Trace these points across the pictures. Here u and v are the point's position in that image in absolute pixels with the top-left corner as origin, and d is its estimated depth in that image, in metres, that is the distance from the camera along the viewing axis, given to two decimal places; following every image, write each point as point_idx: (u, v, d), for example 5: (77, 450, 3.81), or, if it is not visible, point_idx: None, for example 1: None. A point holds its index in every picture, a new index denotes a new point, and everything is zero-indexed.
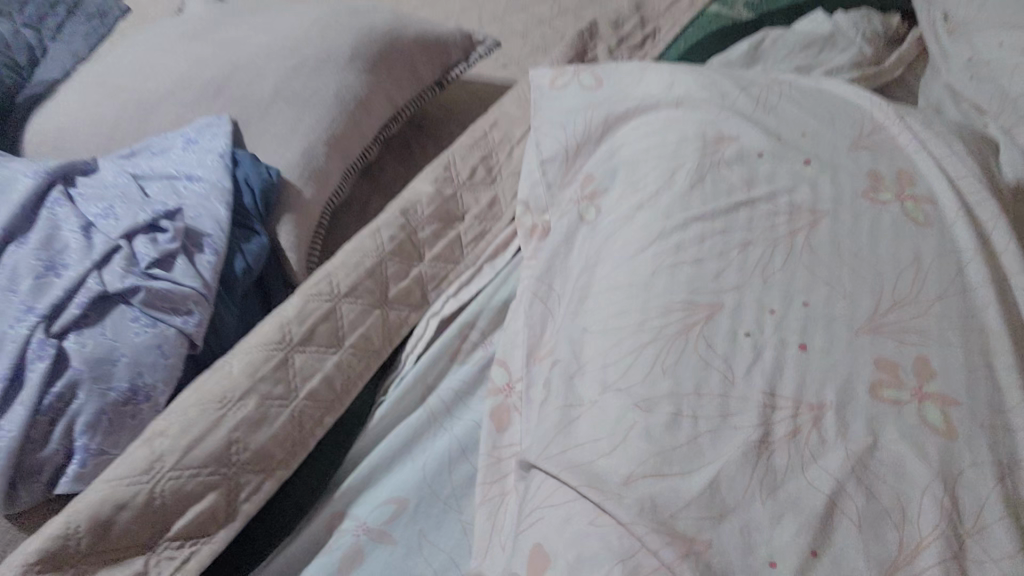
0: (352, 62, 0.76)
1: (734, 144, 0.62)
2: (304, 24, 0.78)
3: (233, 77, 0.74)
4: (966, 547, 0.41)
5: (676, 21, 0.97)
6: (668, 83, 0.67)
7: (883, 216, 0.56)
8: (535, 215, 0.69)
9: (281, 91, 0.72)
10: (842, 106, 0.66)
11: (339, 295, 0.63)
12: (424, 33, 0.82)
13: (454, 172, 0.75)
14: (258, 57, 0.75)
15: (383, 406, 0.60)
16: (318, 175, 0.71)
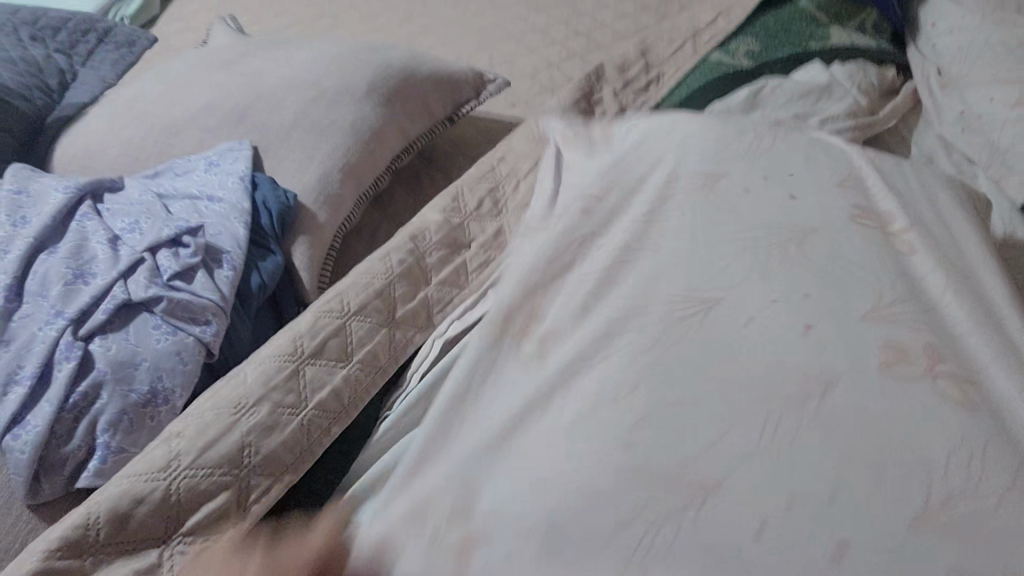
0: (368, 96, 0.79)
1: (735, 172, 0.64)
2: (324, 59, 0.82)
3: (255, 106, 0.77)
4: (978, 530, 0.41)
5: (678, 68, 1.01)
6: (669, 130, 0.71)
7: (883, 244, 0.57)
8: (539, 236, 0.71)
9: (300, 120, 0.76)
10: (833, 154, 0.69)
11: (349, 312, 0.66)
12: (437, 70, 0.86)
13: (462, 202, 0.78)
14: (279, 89, 0.78)
15: (388, 421, 0.62)
16: (333, 201, 0.73)
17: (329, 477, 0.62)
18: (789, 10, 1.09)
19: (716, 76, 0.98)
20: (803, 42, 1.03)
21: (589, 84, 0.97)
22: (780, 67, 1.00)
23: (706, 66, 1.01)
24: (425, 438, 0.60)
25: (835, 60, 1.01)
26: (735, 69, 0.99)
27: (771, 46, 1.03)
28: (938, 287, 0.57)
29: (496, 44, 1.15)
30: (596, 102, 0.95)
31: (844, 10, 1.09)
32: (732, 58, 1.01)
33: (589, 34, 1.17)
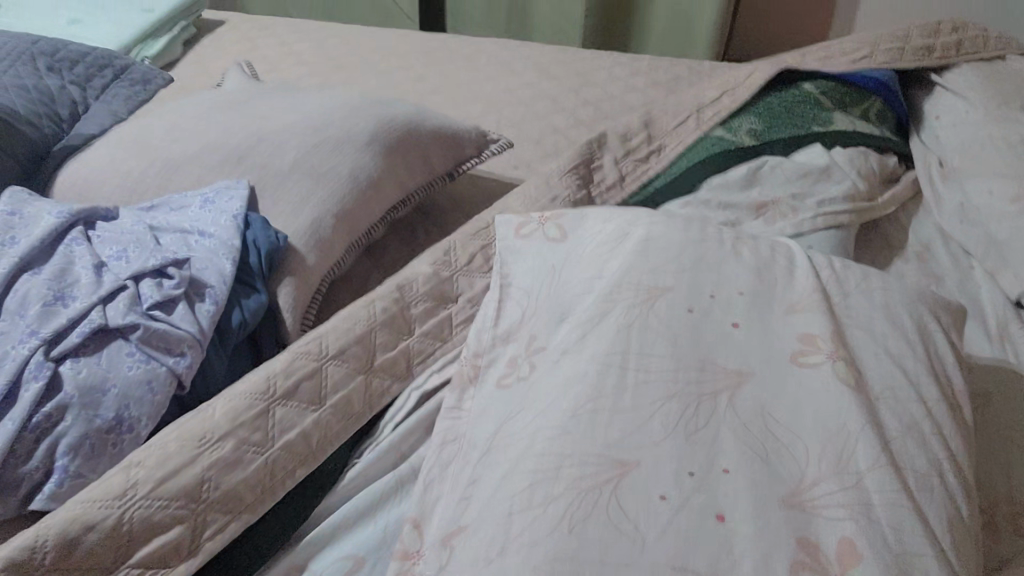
0: (369, 145, 0.80)
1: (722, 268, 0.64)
2: (330, 108, 0.84)
3: (256, 147, 0.79)
4: None
5: (681, 141, 1.03)
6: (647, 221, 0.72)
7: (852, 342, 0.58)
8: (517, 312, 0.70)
9: (299, 164, 0.77)
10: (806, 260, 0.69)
11: (327, 356, 0.66)
12: (440, 126, 0.88)
13: (452, 256, 0.79)
14: (282, 133, 0.80)
15: (356, 467, 0.62)
16: (323, 245, 0.74)
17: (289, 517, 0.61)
18: (795, 93, 1.11)
19: (717, 151, 0.99)
20: (807, 124, 1.04)
21: (591, 151, 0.98)
22: (782, 148, 1.01)
23: (708, 141, 1.02)
24: (390, 490, 0.61)
25: (836, 145, 1.02)
26: (737, 146, 1.00)
27: (775, 125, 1.05)
28: (914, 370, 0.56)
29: (504, 107, 1.17)
30: (597, 169, 0.97)
31: (848, 98, 1.11)
32: (734, 136, 1.02)
33: (596, 104, 1.19)
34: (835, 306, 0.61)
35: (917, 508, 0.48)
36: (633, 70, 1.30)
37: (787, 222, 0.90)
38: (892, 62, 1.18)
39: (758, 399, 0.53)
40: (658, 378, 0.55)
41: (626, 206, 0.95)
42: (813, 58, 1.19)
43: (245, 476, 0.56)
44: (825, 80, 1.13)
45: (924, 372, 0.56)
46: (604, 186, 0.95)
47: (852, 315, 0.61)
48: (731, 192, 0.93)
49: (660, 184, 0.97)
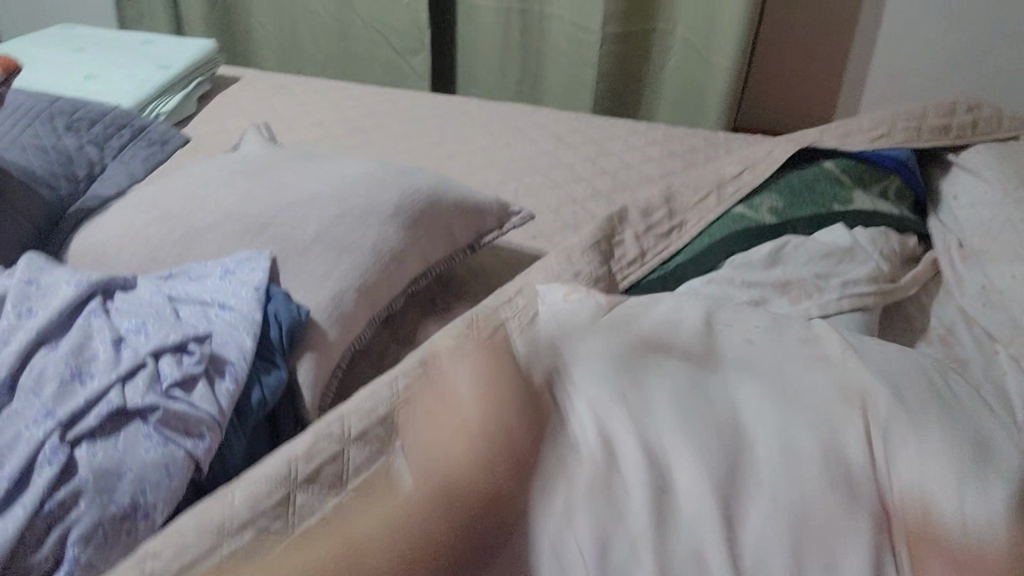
0: (392, 217, 0.79)
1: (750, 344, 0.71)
2: (353, 178, 0.83)
3: (278, 217, 0.77)
4: None
5: (702, 217, 1.02)
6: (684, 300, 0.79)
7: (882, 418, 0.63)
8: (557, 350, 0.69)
9: (321, 235, 0.75)
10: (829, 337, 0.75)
11: (349, 439, 0.63)
12: (464, 198, 0.86)
13: (475, 332, 0.77)
14: (305, 203, 0.78)
15: None
16: (344, 320, 0.72)
17: None
18: (815, 169, 1.10)
19: (739, 228, 0.98)
20: (828, 201, 1.04)
21: (612, 224, 0.97)
22: (804, 226, 1.01)
23: (729, 217, 1.01)
24: None
25: (858, 224, 1.02)
26: (759, 224, 0.99)
27: (796, 203, 1.04)
28: (936, 465, 0.60)
29: (521, 176, 1.16)
30: (617, 244, 0.96)
31: (867, 176, 1.10)
32: (756, 213, 1.02)
33: (613, 175, 1.19)
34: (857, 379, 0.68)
35: (882, 546, 0.56)
36: (648, 140, 1.30)
37: (813, 302, 0.89)
38: (909, 141, 1.18)
39: (757, 400, 0.64)
40: (694, 411, 0.63)
41: (648, 283, 0.94)
42: (830, 134, 1.19)
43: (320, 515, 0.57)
44: (843, 157, 1.13)
45: (944, 469, 0.60)
46: (625, 261, 0.94)
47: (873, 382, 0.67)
48: (755, 270, 0.92)
49: (681, 260, 0.97)
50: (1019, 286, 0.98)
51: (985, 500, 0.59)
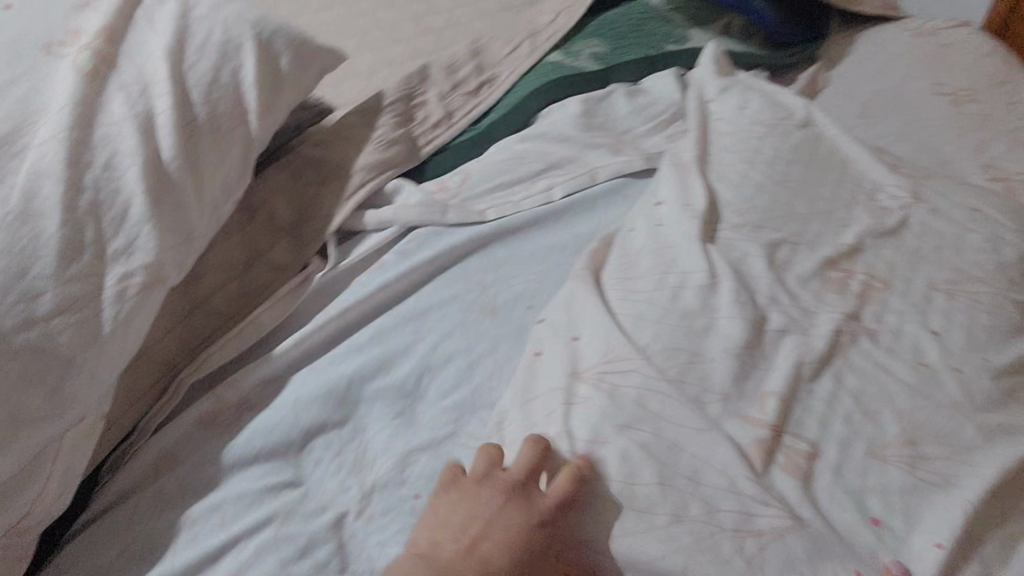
0: (132, 61, 0.66)
1: (111, 70, 0.64)
2: (163, 30, 0.68)
3: (97, 47, 0.64)
4: (77, 374, 0.53)
5: (515, 69, 0.93)
6: (36, 84, 0.60)
7: (227, 152, 0.67)
8: (218, 174, 0.66)
9: (163, 77, 0.65)
10: (46, 85, 0.60)
11: (128, 345, 0.56)
12: (301, 53, 0.76)
13: (281, 219, 0.73)
14: (135, 50, 0.66)
15: (140, 462, 0.58)
16: (173, 187, 0.61)
17: (95, 532, 0.55)
18: (640, 9, 1.03)
19: (554, 76, 0.90)
20: (658, 43, 0.97)
21: (413, 83, 0.87)
22: (632, 68, 0.93)
23: (544, 66, 0.93)
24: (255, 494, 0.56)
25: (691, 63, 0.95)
26: (577, 70, 0.91)
27: (619, 45, 0.97)
28: (42, 252, 0.53)
29: (335, 28, 1.04)
30: (420, 105, 0.86)
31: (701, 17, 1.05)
32: (574, 60, 0.94)
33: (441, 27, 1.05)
34: (215, 92, 0.68)
35: (93, 327, 0.54)
36: None
37: (637, 154, 0.80)
38: None
39: None
40: None
41: (456, 146, 0.85)
42: None
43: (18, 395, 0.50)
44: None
45: (87, 226, 0.55)
46: (427, 122, 0.85)
47: (102, 179, 0.58)
48: (573, 134, 0.83)
49: (493, 118, 0.88)
50: (887, 143, 0.92)
51: (53, 195, 0.55)
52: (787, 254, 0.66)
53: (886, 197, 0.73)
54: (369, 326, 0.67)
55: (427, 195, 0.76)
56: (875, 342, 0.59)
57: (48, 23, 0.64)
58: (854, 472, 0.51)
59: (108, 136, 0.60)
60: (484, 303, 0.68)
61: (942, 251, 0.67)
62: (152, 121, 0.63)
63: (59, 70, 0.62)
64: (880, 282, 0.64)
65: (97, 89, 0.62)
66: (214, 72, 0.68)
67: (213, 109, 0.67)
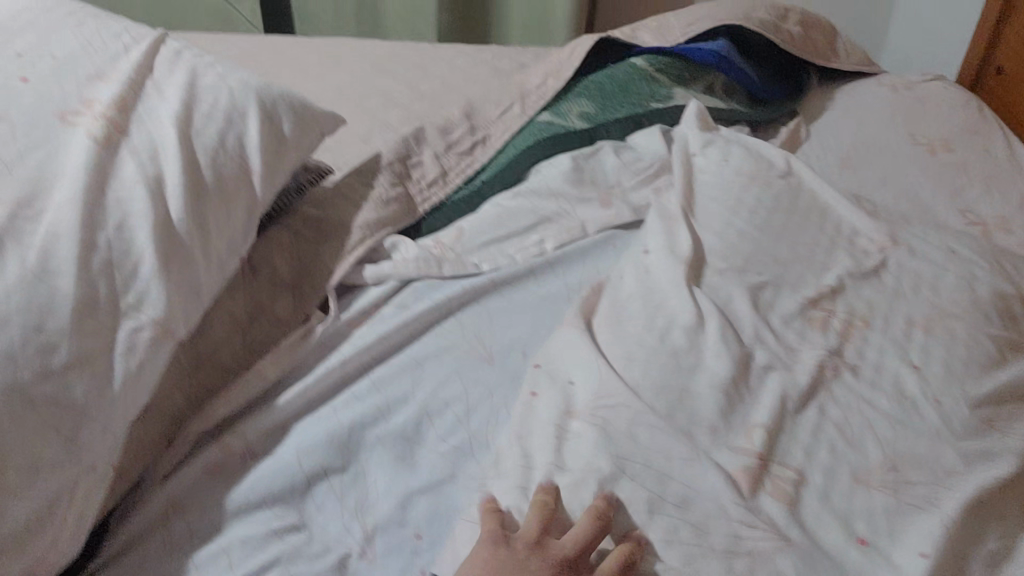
0: (143, 128, 0.69)
1: (122, 137, 0.67)
2: (172, 100, 0.72)
3: (109, 115, 0.68)
4: (89, 425, 0.55)
5: (506, 130, 0.97)
6: (52, 152, 0.63)
7: (233, 212, 0.71)
8: (226, 233, 0.69)
9: (172, 143, 0.68)
10: (61, 152, 0.63)
11: (138, 399, 0.58)
12: (302, 120, 0.80)
13: (282, 276, 0.76)
14: (145, 118, 0.70)
15: (148, 511, 0.60)
16: (183, 246, 0.64)
17: None
18: (626, 67, 1.07)
19: (544, 135, 0.94)
20: (644, 101, 1.01)
21: (408, 144, 0.91)
22: (619, 126, 0.97)
23: (534, 126, 0.97)
24: (260, 538, 0.57)
25: (675, 121, 0.99)
26: (566, 129, 0.95)
27: (606, 104, 1.01)
28: (58, 307, 0.55)
29: (332, 93, 1.09)
30: (415, 165, 0.89)
31: (688, 72, 1.09)
32: (563, 119, 0.98)
33: (435, 92, 1.10)
34: (221, 156, 0.71)
35: (104, 380, 0.56)
36: (476, 61, 1.21)
37: (623, 209, 0.84)
38: (730, 20, 1.14)
39: None
40: None
41: (451, 204, 0.88)
42: (641, 27, 1.18)
43: (32, 442, 0.52)
44: (652, 55, 1.10)
45: (101, 283, 0.58)
46: (423, 182, 0.88)
47: (116, 239, 0.61)
48: (564, 189, 0.86)
49: (486, 177, 0.91)
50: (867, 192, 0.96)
51: (71, 255, 0.58)
52: (770, 295, 0.69)
53: (865, 240, 0.77)
54: (369, 375, 0.69)
55: (423, 250, 0.80)
56: (856, 376, 0.62)
57: (61, 95, 0.68)
58: (838, 496, 0.53)
59: (121, 200, 0.63)
60: (478, 351, 0.71)
61: (920, 290, 0.70)
62: (161, 184, 0.66)
63: (73, 136, 0.65)
64: (860, 320, 0.67)
65: (109, 156, 0.65)
66: (221, 138, 0.72)
67: (219, 172, 0.70)
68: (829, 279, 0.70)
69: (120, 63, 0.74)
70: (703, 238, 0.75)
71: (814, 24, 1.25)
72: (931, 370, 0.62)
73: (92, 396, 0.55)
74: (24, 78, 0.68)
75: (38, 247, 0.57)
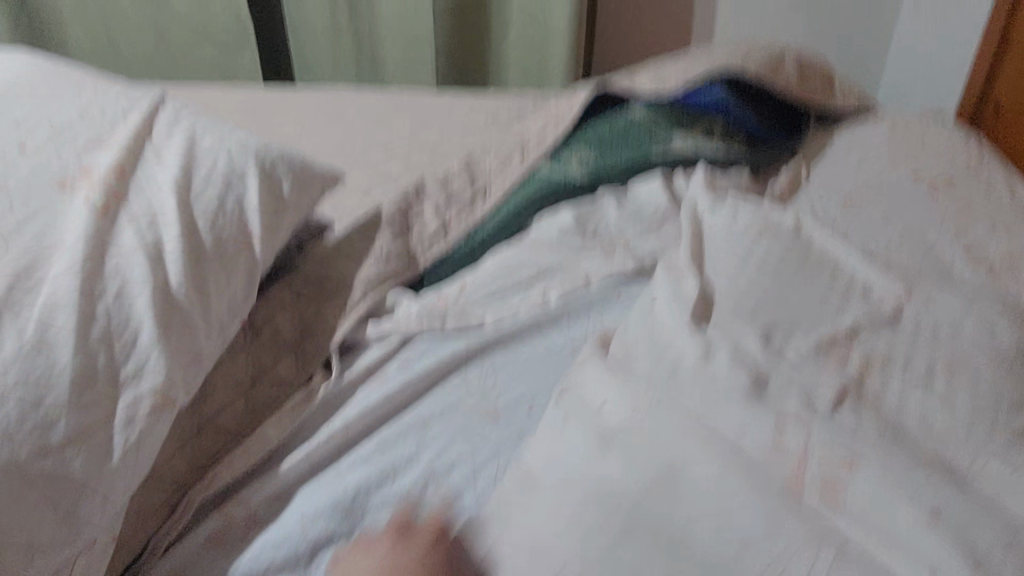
0: (142, 193, 0.69)
1: (121, 203, 0.67)
2: (170, 164, 0.72)
3: (107, 182, 0.68)
4: (91, 498, 0.54)
5: (506, 181, 0.97)
6: (50, 221, 0.63)
7: (234, 275, 0.70)
8: (226, 294, 0.69)
9: (170, 208, 0.68)
10: (59, 221, 0.63)
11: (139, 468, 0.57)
12: (301, 179, 0.80)
13: (284, 337, 0.75)
14: (144, 183, 0.70)
15: None
16: (183, 310, 0.64)
17: None
18: (625, 116, 1.07)
19: (544, 186, 0.94)
20: (643, 147, 1.00)
21: (409, 198, 0.91)
22: (619, 173, 0.97)
23: (534, 177, 0.97)
24: None
25: (677, 166, 0.99)
26: (566, 179, 0.95)
27: (606, 151, 1.01)
28: (56, 380, 0.54)
29: (332, 148, 1.09)
30: (416, 219, 0.89)
31: (686, 118, 1.08)
32: (564, 168, 0.98)
33: (434, 144, 1.10)
34: (221, 219, 0.71)
35: (105, 451, 0.55)
36: (474, 111, 1.21)
37: (629, 257, 0.83)
38: (727, 65, 1.14)
39: None
40: None
41: (453, 257, 0.87)
42: (639, 75, 1.18)
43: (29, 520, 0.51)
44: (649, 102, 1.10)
45: (100, 351, 0.58)
46: (424, 236, 0.88)
47: (115, 306, 0.60)
48: (568, 243, 0.86)
49: (488, 228, 0.91)
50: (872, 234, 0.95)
51: (69, 324, 0.57)
52: (782, 334, 0.67)
53: (873, 286, 0.76)
54: (373, 437, 0.68)
55: (425, 304, 0.78)
56: (875, 409, 0.59)
57: (59, 164, 0.68)
58: (882, 509, 0.48)
59: (120, 267, 0.63)
60: (484, 409, 0.70)
61: (942, 329, 0.68)
62: (160, 250, 0.65)
63: (71, 205, 0.65)
64: (880, 359, 0.64)
65: (108, 223, 0.65)
66: (220, 201, 0.72)
67: (219, 235, 0.70)
68: (843, 323, 0.69)
69: (118, 129, 0.74)
70: (710, 290, 0.74)
71: (812, 66, 1.25)
72: (958, 406, 0.59)
73: (93, 470, 0.54)
74: (22, 149, 0.68)
75: (35, 319, 0.56)
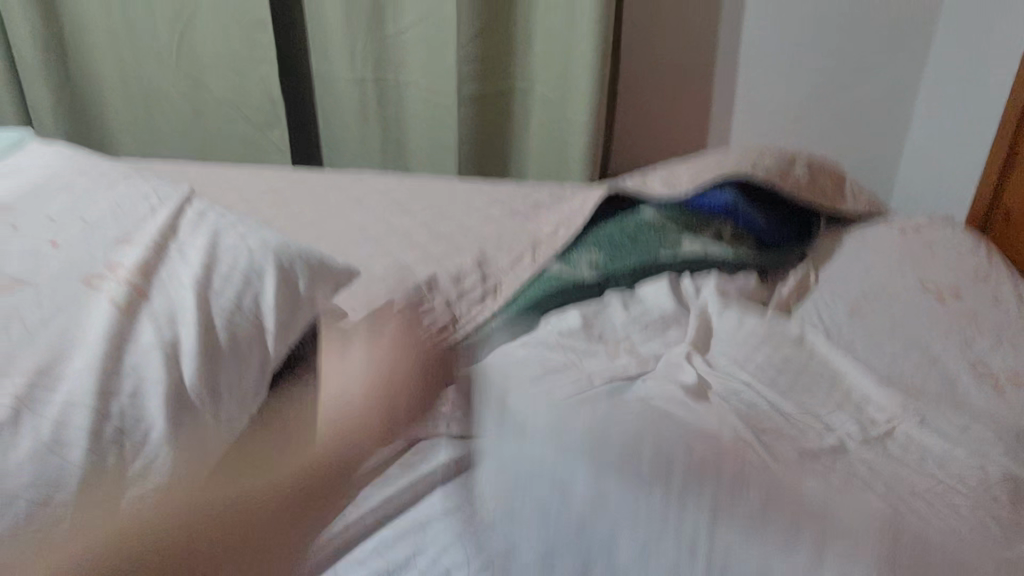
0: (163, 290, 0.72)
1: (142, 299, 0.70)
2: (192, 262, 0.75)
3: (130, 279, 0.71)
4: None
5: (517, 279, 0.99)
6: (74, 316, 0.66)
7: (246, 372, 0.73)
8: (237, 391, 0.71)
9: (189, 304, 0.71)
10: (83, 316, 0.66)
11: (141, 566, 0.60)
12: (316, 276, 0.83)
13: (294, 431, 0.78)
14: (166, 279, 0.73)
15: None
16: (195, 407, 0.66)
17: None
18: (635, 218, 1.11)
19: (553, 288, 0.97)
20: (652, 251, 1.03)
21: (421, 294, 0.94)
22: (627, 276, 0.99)
23: (544, 278, 1.00)
24: None
25: (684, 271, 1.01)
26: (575, 281, 0.98)
27: (616, 254, 1.03)
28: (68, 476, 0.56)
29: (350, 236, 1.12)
30: (428, 312, 0.94)
31: (696, 221, 1.11)
32: (574, 271, 1.00)
33: (450, 235, 1.13)
34: (236, 316, 0.74)
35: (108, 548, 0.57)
36: (490, 203, 1.25)
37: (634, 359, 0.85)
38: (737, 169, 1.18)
39: None
40: None
41: None
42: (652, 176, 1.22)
43: None
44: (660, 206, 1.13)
45: (113, 448, 0.60)
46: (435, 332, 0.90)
47: (129, 402, 0.63)
48: (575, 342, 0.87)
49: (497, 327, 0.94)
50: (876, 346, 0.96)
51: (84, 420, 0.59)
52: (771, 441, 0.70)
53: (871, 408, 0.77)
54: (372, 539, 0.70)
55: (431, 404, 0.82)
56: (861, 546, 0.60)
57: (87, 260, 0.71)
58: None
59: (138, 363, 0.65)
60: (485, 509, 0.70)
61: (925, 462, 0.70)
62: (177, 347, 0.68)
63: (95, 300, 0.68)
64: None
65: (129, 319, 0.68)
66: (238, 298, 0.75)
67: (235, 333, 0.73)
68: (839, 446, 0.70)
69: (145, 226, 0.78)
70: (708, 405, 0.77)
71: (821, 169, 1.29)
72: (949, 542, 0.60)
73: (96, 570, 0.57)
74: (54, 247, 0.71)
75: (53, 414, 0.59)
